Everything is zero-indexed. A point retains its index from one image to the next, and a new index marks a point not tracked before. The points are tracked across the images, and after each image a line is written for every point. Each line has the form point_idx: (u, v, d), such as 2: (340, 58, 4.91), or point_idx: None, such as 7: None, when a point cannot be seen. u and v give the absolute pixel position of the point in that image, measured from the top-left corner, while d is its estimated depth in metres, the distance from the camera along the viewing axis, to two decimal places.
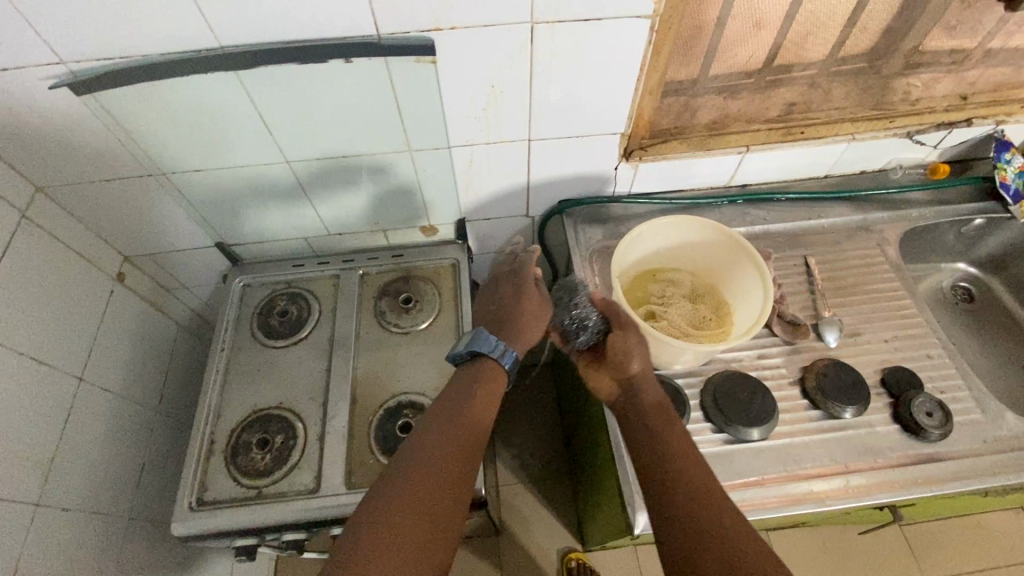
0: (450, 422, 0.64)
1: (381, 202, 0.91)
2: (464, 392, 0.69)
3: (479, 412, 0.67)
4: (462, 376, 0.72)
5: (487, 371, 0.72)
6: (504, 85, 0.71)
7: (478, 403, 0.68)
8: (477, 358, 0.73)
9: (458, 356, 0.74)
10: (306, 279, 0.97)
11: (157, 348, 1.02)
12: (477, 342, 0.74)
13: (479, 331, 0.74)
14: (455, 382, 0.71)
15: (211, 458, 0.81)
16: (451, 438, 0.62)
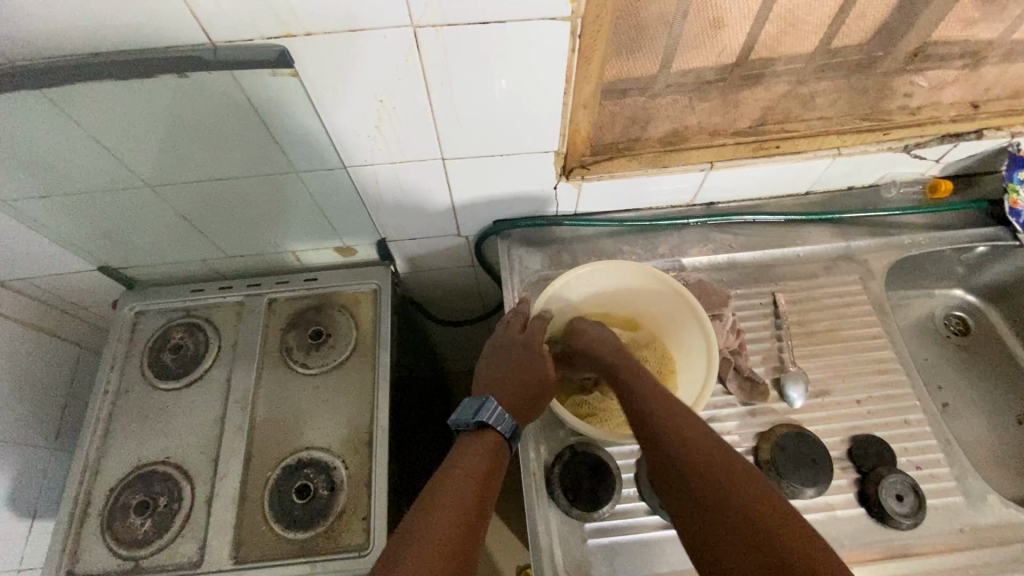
0: (449, 505, 0.51)
1: (282, 225, 0.78)
2: (463, 466, 0.56)
3: (480, 491, 0.54)
4: (466, 451, 0.58)
5: (490, 448, 0.58)
6: (395, 100, 0.57)
7: (477, 481, 0.54)
8: (484, 429, 0.60)
9: (460, 425, 0.61)
10: (206, 306, 0.86)
11: (50, 378, 0.91)
12: (486, 414, 0.60)
13: (490, 401, 0.61)
14: (454, 459, 0.57)
15: (86, 522, 0.72)
16: (451, 525, 0.49)
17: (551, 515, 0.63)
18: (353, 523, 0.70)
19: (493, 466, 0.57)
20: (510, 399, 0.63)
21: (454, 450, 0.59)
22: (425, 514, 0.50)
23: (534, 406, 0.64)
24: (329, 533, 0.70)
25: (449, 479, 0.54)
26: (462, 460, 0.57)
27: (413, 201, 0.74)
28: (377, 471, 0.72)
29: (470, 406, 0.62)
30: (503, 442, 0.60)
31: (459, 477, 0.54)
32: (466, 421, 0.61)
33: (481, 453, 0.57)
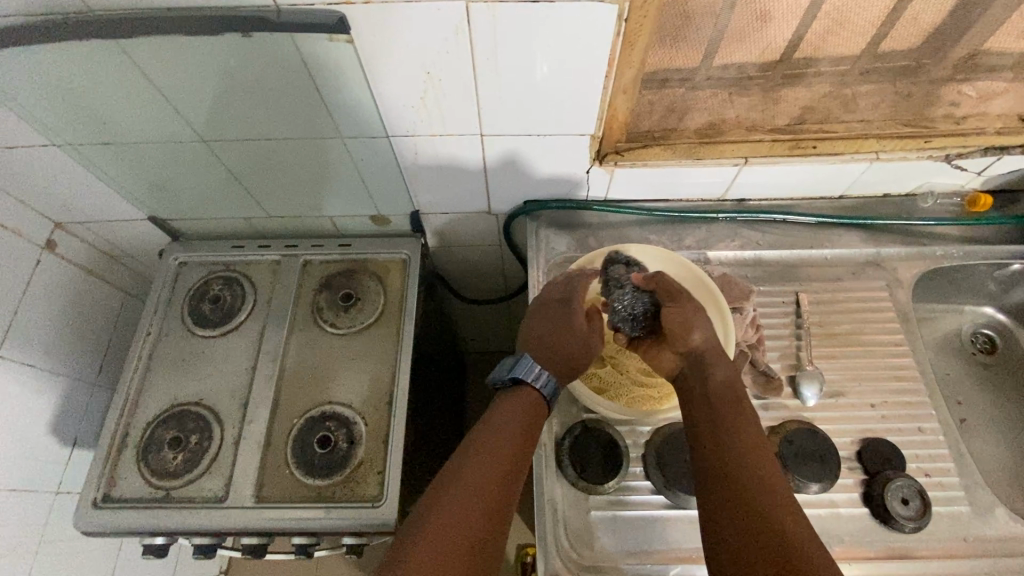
0: (491, 458, 0.55)
1: (322, 188, 0.82)
2: (505, 421, 0.59)
3: (520, 446, 0.57)
4: (506, 406, 0.61)
5: (528, 406, 0.61)
6: (442, 73, 0.60)
7: (518, 437, 0.58)
8: (520, 386, 0.63)
9: (498, 382, 0.64)
10: (244, 262, 0.90)
11: (96, 319, 0.97)
12: (521, 369, 0.63)
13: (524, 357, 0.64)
14: (498, 413, 0.60)
15: (122, 451, 0.77)
16: (492, 476, 0.53)
17: (559, 486, 0.65)
18: (369, 476, 0.74)
19: (531, 424, 0.60)
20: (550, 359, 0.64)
21: (496, 404, 0.62)
22: (469, 463, 0.54)
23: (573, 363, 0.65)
24: (346, 483, 0.73)
25: (492, 432, 0.57)
26: (505, 415, 0.59)
27: (451, 174, 0.77)
28: (394, 431, 0.76)
29: (507, 362, 0.65)
30: (540, 402, 0.62)
31: (500, 432, 0.57)
32: (503, 377, 0.64)
33: (520, 410, 0.60)
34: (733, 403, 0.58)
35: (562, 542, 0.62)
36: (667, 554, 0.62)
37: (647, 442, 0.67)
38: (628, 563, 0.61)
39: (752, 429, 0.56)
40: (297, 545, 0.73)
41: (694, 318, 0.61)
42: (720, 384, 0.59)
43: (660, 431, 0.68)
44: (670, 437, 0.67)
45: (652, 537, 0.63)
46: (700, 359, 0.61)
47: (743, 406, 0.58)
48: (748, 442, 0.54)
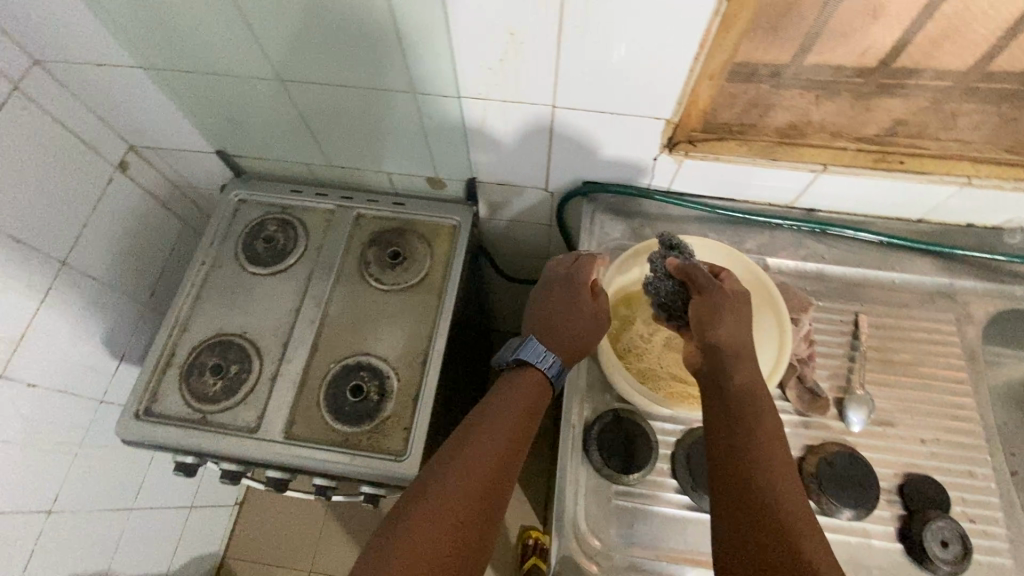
0: (476, 453, 0.54)
1: (384, 144, 0.82)
2: (497, 415, 0.58)
3: (509, 440, 0.57)
4: (508, 393, 0.61)
5: (534, 390, 0.62)
6: (526, 36, 0.58)
7: (508, 431, 0.57)
8: (526, 366, 0.63)
9: (503, 363, 0.66)
10: (300, 208, 0.92)
11: (154, 243, 1.01)
12: (523, 349, 0.64)
13: (527, 337, 0.65)
14: (492, 408, 0.59)
15: (166, 369, 0.80)
16: (476, 471, 0.53)
17: (583, 470, 0.64)
18: (395, 430, 0.75)
19: (533, 408, 0.61)
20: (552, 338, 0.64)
21: (500, 387, 0.62)
22: (451, 458, 0.54)
23: (574, 338, 0.64)
24: (373, 433, 0.75)
25: (480, 428, 0.57)
26: (500, 410, 0.59)
27: (516, 146, 0.76)
28: (425, 390, 0.76)
29: (512, 344, 0.67)
30: (547, 383, 0.63)
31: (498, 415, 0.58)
32: (507, 357, 0.66)
33: (517, 398, 0.60)
34: (751, 413, 0.54)
35: (579, 526, 0.61)
36: (685, 555, 0.61)
37: (679, 441, 0.66)
38: (642, 557, 0.60)
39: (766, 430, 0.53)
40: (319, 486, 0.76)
41: (733, 317, 0.58)
42: (738, 390, 0.56)
43: (694, 432, 0.66)
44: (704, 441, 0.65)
45: (673, 535, 0.62)
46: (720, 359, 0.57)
47: (760, 413, 0.55)
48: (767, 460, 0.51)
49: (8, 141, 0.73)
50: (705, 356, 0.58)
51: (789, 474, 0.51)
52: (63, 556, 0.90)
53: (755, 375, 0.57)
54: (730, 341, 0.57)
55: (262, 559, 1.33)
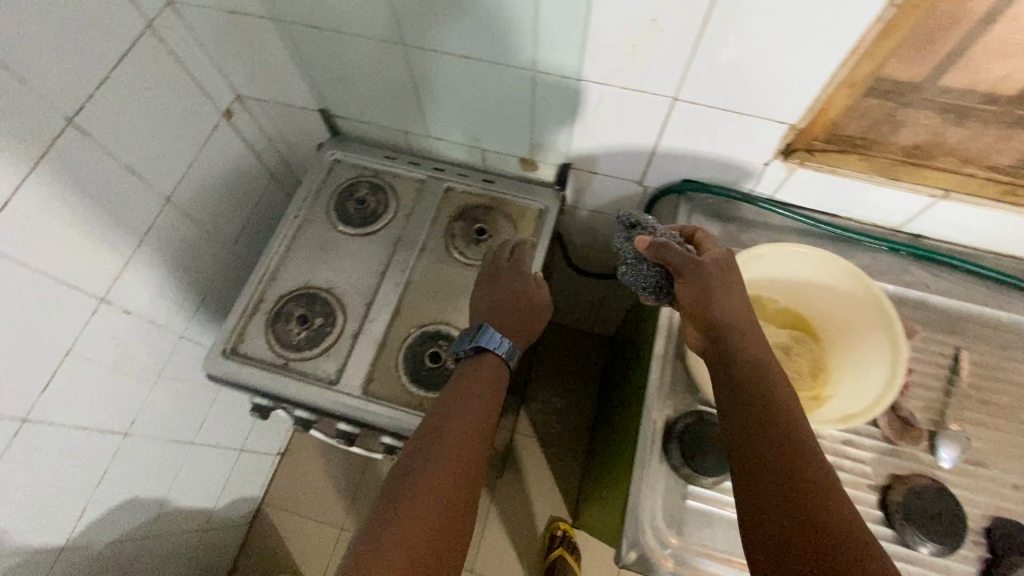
0: (455, 439, 0.57)
1: (485, 119, 0.82)
2: (470, 404, 0.61)
3: (482, 422, 0.60)
4: (472, 378, 0.65)
5: (491, 372, 0.66)
6: (668, 24, 0.58)
7: (481, 417, 0.61)
8: (484, 354, 0.67)
9: (460, 350, 0.69)
10: (391, 174, 0.93)
11: (245, 192, 1.04)
12: (483, 339, 0.67)
13: (485, 327, 0.68)
14: (460, 398, 0.62)
15: (254, 314, 0.83)
16: (456, 457, 0.56)
17: (659, 465, 0.64)
18: None
19: (493, 385, 0.65)
20: (508, 325, 0.71)
21: (464, 376, 0.65)
22: (430, 445, 0.56)
23: (525, 322, 0.73)
24: None
25: (453, 416, 0.59)
26: (468, 398, 0.62)
27: (621, 136, 0.75)
28: None
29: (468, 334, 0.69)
30: (501, 364, 0.67)
31: (460, 405, 0.61)
32: (465, 344, 0.68)
33: (481, 381, 0.65)
34: (761, 393, 0.52)
35: (654, 520, 0.61)
36: None
37: None
38: (711, 559, 0.60)
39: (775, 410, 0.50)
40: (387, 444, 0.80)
41: (721, 282, 0.57)
42: (744, 373, 0.53)
43: None
44: None
45: None
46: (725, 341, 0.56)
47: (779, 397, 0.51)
48: (786, 442, 0.48)
49: (136, 78, 0.75)
50: (709, 339, 0.57)
51: (821, 464, 0.46)
52: (133, 479, 0.95)
53: (760, 350, 0.54)
54: (734, 318, 0.56)
55: (301, 511, 1.40)
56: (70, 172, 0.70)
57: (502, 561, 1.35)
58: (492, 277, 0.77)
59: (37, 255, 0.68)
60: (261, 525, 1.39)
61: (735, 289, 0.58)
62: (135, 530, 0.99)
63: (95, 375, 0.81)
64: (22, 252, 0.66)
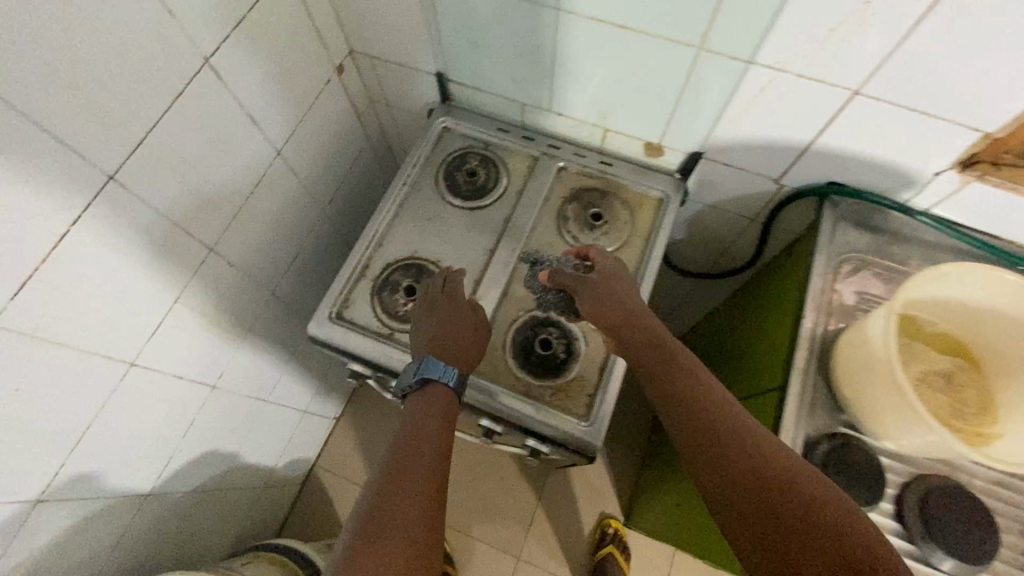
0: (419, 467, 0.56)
1: (620, 98, 0.77)
2: (425, 428, 0.60)
3: (442, 448, 0.60)
4: (427, 415, 0.62)
5: (444, 402, 0.64)
6: (885, 5, 0.52)
7: (435, 436, 0.60)
8: (429, 382, 0.65)
9: (407, 386, 0.66)
10: (503, 147, 0.89)
11: (344, 152, 1.01)
12: (425, 367, 0.65)
13: (424, 356, 0.65)
14: (413, 428, 0.60)
15: (359, 281, 0.80)
16: (419, 489, 0.54)
17: None
18: (579, 395, 0.72)
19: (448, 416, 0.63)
20: (451, 353, 0.67)
21: (415, 416, 0.62)
22: (392, 480, 0.55)
23: (470, 350, 0.69)
24: (556, 392, 0.73)
25: (413, 444, 0.58)
26: (421, 426, 0.61)
27: (775, 128, 0.70)
28: (614, 362, 0.73)
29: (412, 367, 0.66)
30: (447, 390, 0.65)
31: (418, 438, 0.59)
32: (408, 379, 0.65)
33: (441, 407, 0.63)
34: (698, 419, 0.53)
35: None
36: None
37: (909, 484, 0.61)
38: None
39: (715, 434, 0.51)
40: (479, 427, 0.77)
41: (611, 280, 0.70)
42: (681, 404, 0.55)
43: (926, 478, 0.61)
44: (940, 490, 0.60)
45: None
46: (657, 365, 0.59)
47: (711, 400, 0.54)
48: (748, 454, 0.48)
49: (266, 22, 0.71)
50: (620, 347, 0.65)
51: (785, 462, 0.46)
52: (213, 432, 0.94)
53: (654, 328, 0.64)
54: (625, 318, 0.65)
55: (352, 477, 1.40)
56: (199, 115, 0.67)
57: (549, 551, 1.33)
58: (430, 306, 0.73)
59: (161, 199, 0.66)
60: (313, 487, 1.39)
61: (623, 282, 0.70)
62: (208, 482, 0.99)
63: (197, 326, 0.80)
64: (149, 194, 0.64)
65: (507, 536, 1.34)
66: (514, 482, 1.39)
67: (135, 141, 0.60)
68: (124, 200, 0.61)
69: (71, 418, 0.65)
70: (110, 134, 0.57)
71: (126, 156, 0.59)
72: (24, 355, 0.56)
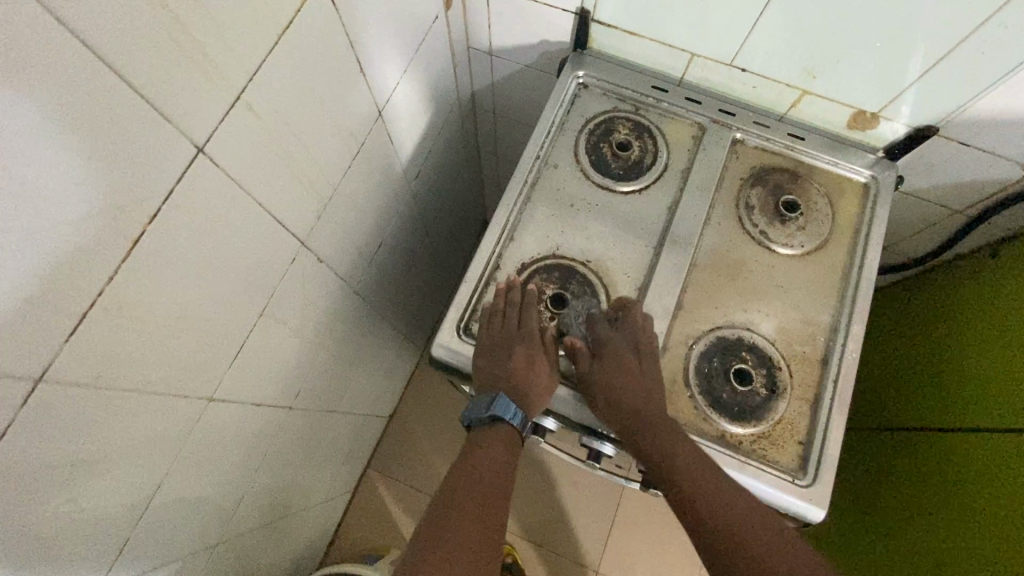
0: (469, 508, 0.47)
1: (850, 50, 0.57)
2: (477, 464, 0.52)
3: (502, 471, 0.52)
4: (476, 462, 0.52)
5: (505, 446, 0.53)
6: None
7: (494, 477, 0.51)
8: (497, 423, 0.54)
9: (473, 420, 0.55)
10: (658, 112, 0.70)
11: (435, 113, 0.81)
12: (496, 407, 0.54)
13: (498, 398, 0.54)
14: (459, 465, 0.52)
15: (491, 285, 0.63)
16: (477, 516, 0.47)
17: None
18: (788, 442, 0.57)
19: (508, 469, 0.52)
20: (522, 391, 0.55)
21: (462, 459, 0.53)
22: (452, 487, 0.50)
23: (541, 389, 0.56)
24: (760, 441, 0.57)
25: (463, 480, 0.50)
26: (471, 465, 0.51)
27: None
28: (834, 395, 0.58)
29: (482, 400, 0.56)
30: (514, 434, 0.54)
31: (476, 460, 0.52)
32: (479, 415, 0.55)
33: (495, 459, 0.52)
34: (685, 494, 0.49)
35: None
36: None
37: None
38: None
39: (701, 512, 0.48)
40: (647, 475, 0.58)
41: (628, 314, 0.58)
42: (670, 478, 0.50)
43: None
44: None
45: None
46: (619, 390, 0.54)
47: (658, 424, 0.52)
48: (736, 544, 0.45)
49: None
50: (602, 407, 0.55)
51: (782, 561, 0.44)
52: (283, 455, 0.78)
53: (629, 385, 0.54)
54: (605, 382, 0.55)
55: (410, 480, 1.27)
56: (304, 58, 0.47)
57: (631, 565, 1.21)
58: (502, 337, 0.57)
59: (258, 178, 0.47)
60: (367, 490, 1.26)
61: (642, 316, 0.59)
62: (274, 510, 0.83)
63: (282, 337, 0.62)
64: (243, 173, 0.45)
65: (584, 548, 1.22)
66: (589, 487, 1.27)
67: (231, 95, 0.40)
68: (215, 179, 0.42)
69: (140, 476, 0.48)
70: (200, 81, 0.37)
71: (221, 118, 0.40)
72: (85, 410, 0.39)
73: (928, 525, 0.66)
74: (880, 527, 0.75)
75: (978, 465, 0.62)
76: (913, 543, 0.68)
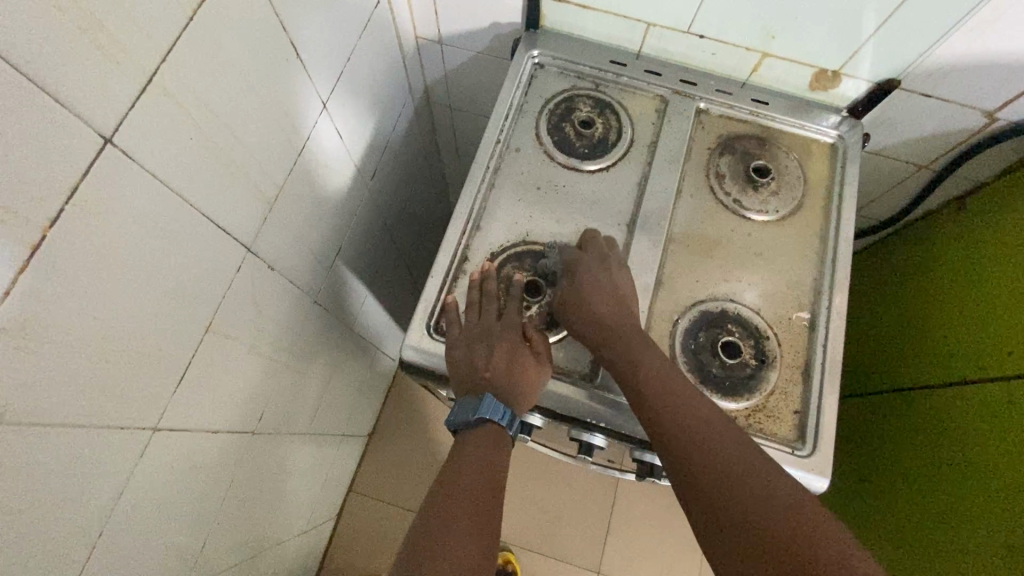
0: (461, 498, 0.44)
1: (808, 7, 0.56)
2: (464, 464, 0.48)
3: (491, 469, 0.48)
4: (467, 456, 0.48)
5: (493, 444, 0.49)
6: None
7: (486, 474, 0.47)
8: (482, 424, 0.50)
9: (459, 424, 0.51)
10: (619, 88, 0.68)
11: (387, 108, 0.77)
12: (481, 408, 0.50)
13: (484, 398, 0.50)
14: (446, 466, 0.48)
15: (461, 279, 0.59)
16: (468, 511, 0.44)
17: None
18: (785, 412, 0.54)
19: (500, 464, 0.49)
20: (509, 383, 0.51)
21: (449, 460, 0.49)
22: (441, 486, 0.46)
23: (527, 378, 0.52)
24: (756, 413, 0.54)
25: (452, 475, 0.47)
26: (460, 461, 0.48)
27: None
28: (825, 359, 0.55)
29: (466, 402, 0.51)
30: (502, 432, 0.50)
31: (464, 459, 0.48)
32: (463, 417, 0.51)
33: (485, 454, 0.48)
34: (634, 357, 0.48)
35: None
36: None
37: None
38: None
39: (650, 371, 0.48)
40: (643, 464, 0.54)
41: (606, 278, 0.53)
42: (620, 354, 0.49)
43: None
44: None
45: None
46: (672, 450, 0.44)
47: (720, 492, 0.40)
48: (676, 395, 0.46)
49: None
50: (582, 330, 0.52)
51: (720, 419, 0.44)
52: (252, 485, 0.72)
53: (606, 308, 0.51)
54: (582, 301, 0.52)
55: (396, 498, 1.21)
56: (228, 41, 0.43)
57: (632, 562, 1.17)
58: (481, 331, 0.54)
59: (189, 177, 0.42)
60: (351, 515, 1.19)
61: (625, 281, 0.54)
62: (248, 545, 0.77)
63: (233, 355, 0.57)
64: (167, 170, 0.40)
65: (583, 550, 1.18)
66: (583, 485, 1.23)
67: (141, 78, 0.36)
68: (129, 172, 0.36)
69: (76, 525, 0.42)
70: (97, 61, 0.32)
71: (130, 107, 0.35)
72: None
73: (934, 485, 0.64)
74: (884, 497, 0.72)
75: (975, 416, 0.60)
76: (923, 509, 0.65)
